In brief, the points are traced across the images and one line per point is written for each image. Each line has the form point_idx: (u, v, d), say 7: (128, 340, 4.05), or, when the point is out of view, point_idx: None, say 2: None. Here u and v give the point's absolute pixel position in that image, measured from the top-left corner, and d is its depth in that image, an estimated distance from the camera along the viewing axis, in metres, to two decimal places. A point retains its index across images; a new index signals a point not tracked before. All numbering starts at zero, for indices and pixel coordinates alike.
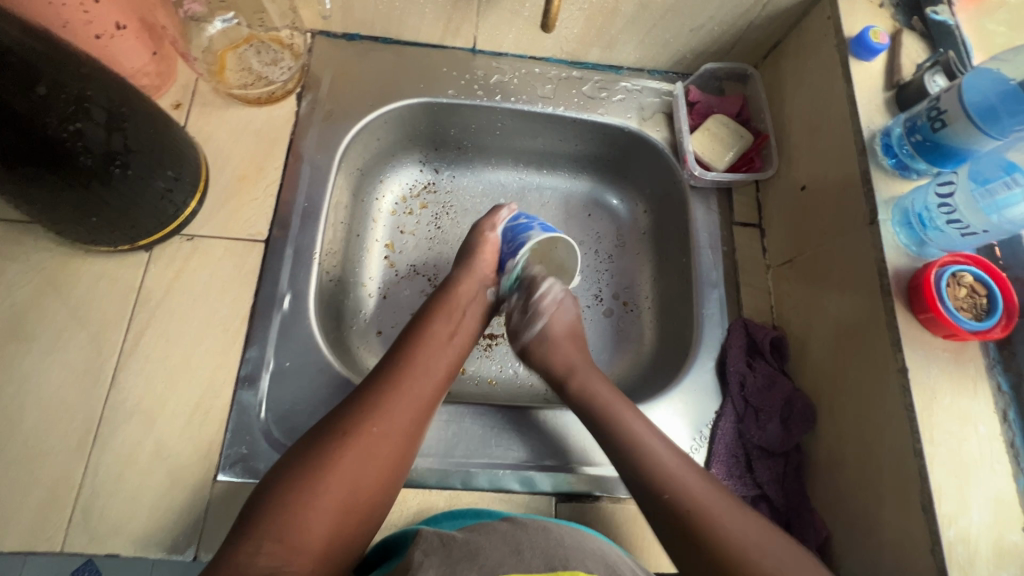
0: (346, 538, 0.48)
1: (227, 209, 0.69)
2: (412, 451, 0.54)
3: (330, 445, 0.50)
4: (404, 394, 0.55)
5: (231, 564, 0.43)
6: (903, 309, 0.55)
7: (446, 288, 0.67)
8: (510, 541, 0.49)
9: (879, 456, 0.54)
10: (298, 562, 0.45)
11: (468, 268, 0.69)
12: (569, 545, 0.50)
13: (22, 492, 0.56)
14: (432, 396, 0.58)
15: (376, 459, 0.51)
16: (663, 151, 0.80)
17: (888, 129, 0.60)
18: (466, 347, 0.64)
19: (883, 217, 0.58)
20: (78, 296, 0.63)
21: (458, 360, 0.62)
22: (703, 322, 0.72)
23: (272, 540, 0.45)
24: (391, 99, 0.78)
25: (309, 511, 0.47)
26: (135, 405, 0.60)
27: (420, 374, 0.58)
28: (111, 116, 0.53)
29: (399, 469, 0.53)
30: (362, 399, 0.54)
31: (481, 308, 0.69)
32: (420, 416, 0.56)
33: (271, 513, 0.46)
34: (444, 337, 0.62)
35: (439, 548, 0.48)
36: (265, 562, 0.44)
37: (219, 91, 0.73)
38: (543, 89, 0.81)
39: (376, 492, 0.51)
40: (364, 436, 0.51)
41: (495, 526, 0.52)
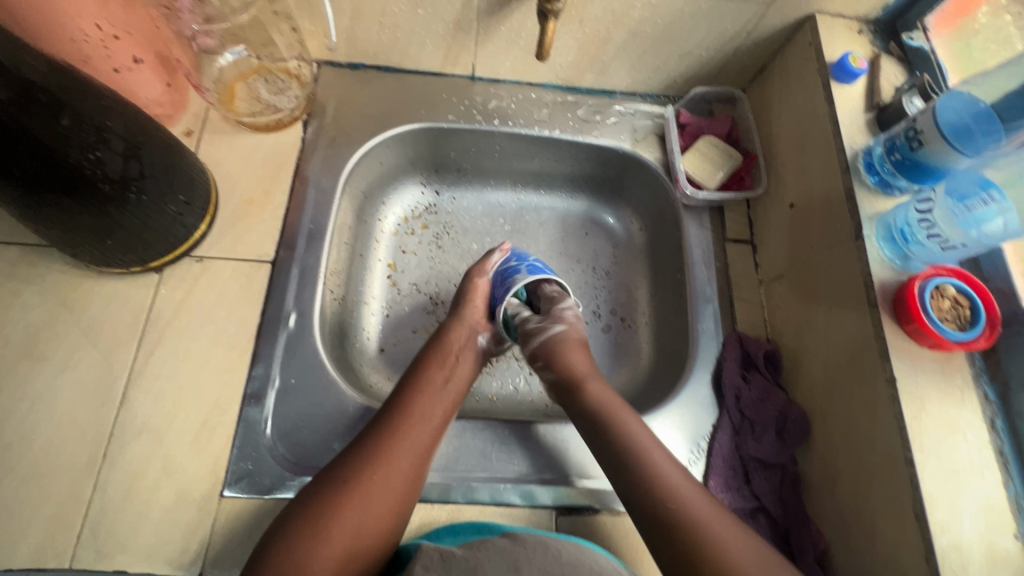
0: None
1: (234, 231, 0.72)
2: (413, 497, 0.55)
3: (333, 494, 0.52)
4: (404, 440, 0.57)
5: None
6: (890, 320, 0.56)
7: (438, 338, 0.69)
8: (507, 557, 0.50)
9: (872, 465, 0.55)
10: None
11: (458, 314, 0.73)
12: (565, 562, 0.50)
13: (33, 508, 0.57)
14: (431, 440, 0.59)
15: (377, 507, 0.52)
16: (656, 171, 0.83)
17: (869, 148, 0.63)
18: (464, 390, 0.65)
19: (868, 232, 0.60)
20: (91, 315, 0.65)
21: (457, 402, 0.64)
22: (698, 336, 0.74)
23: None
24: (393, 124, 0.81)
25: (311, 561, 0.48)
26: (144, 422, 0.62)
27: (418, 419, 0.59)
28: (128, 144, 0.55)
29: (400, 515, 0.54)
30: (364, 446, 0.56)
31: (475, 348, 0.71)
32: (420, 460, 0.57)
33: (275, 564, 0.48)
34: (441, 381, 0.64)
35: (439, 564, 0.49)
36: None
37: (229, 119, 0.77)
38: (539, 114, 0.85)
39: (377, 538, 0.52)
40: (365, 485, 0.53)
41: (494, 543, 0.53)
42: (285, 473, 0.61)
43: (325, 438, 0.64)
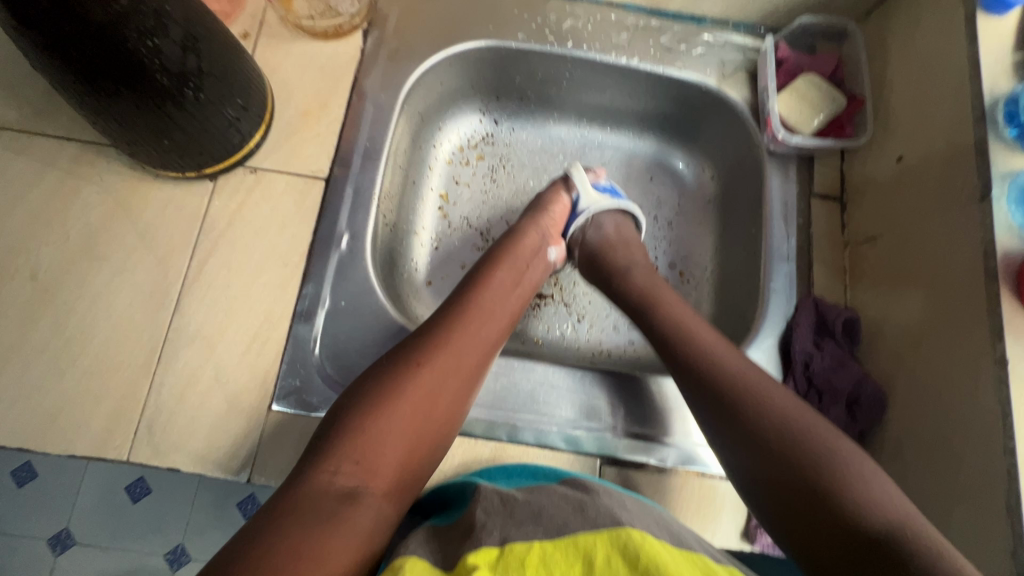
0: (416, 468, 0.48)
1: (289, 144, 0.68)
2: (474, 390, 0.54)
3: (400, 376, 0.49)
4: (472, 335, 0.55)
5: (314, 479, 0.43)
6: (1011, 298, 0.50)
7: (510, 240, 0.65)
8: (572, 501, 0.47)
9: (960, 450, 0.51)
10: (373, 485, 0.44)
11: (535, 220, 0.68)
12: (631, 508, 0.47)
13: (94, 401, 0.58)
14: (496, 338, 0.57)
15: (444, 393, 0.51)
16: (741, 113, 0.75)
17: (1015, 94, 0.54)
18: (528, 297, 0.63)
19: (998, 192, 0.52)
20: (147, 219, 0.64)
21: (520, 308, 0.62)
22: (769, 297, 0.68)
23: (350, 460, 0.44)
24: (459, 40, 0.75)
25: (382, 437, 0.46)
26: (197, 330, 0.62)
27: (486, 317, 0.57)
28: (186, 34, 0.52)
29: (462, 406, 0.52)
30: (429, 334, 0.53)
31: (545, 262, 0.67)
32: (483, 355, 0.55)
33: (344, 437, 0.46)
34: (508, 283, 0.61)
35: (501, 507, 0.47)
36: (343, 483, 0.43)
37: (287, 22, 0.72)
38: (617, 38, 0.76)
39: (444, 425, 0.50)
40: (432, 370, 0.51)
41: (554, 489, 0.51)
42: (332, 394, 0.61)
43: (373, 363, 0.63)
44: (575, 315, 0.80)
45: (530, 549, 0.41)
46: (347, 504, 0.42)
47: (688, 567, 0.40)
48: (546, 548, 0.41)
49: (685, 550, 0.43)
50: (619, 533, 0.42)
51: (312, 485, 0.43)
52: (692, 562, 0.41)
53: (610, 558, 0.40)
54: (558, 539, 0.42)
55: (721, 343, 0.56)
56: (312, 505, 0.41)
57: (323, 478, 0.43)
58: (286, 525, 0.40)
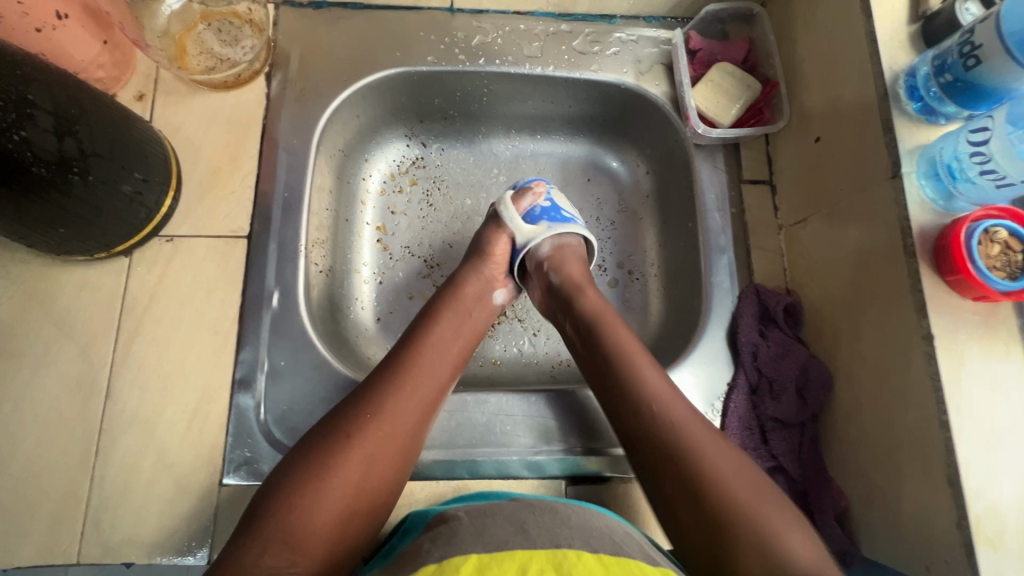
0: (349, 542, 0.46)
1: (204, 205, 0.66)
2: (413, 453, 0.52)
3: (332, 449, 0.47)
4: (408, 396, 0.52)
5: (233, 570, 0.41)
6: (930, 272, 0.50)
7: (452, 286, 0.64)
8: (515, 519, 0.46)
9: (901, 426, 0.52)
10: (301, 563, 0.43)
11: (479, 265, 0.66)
12: (574, 525, 0.45)
13: (31, 507, 0.56)
14: (439, 392, 0.55)
15: (381, 460, 0.49)
16: (663, 107, 0.75)
17: (913, 68, 0.54)
18: (472, 347, 0.61)
19: (908, 168, 0.53)
20: (63, 307, 0.62)
21: (463, 360, 0.59)
22: (712, 291, 0.69)
23: (275, 542, 0.43)
24: (367, 71, 0.72)
25: (311, 509, 0.44)
26: (132, 415, 0.59)
27: (423, 376, 0.55)
28: (59, 119, 0.49)
29: (403, 470, 0.51)
30: (367, 398, 0.51)
31: (489, 305, 0.65)
32: (425, 414, 0.53)
33: (273, 515, 0.44)
34: (452, 333, 0.60)
35: (447, 533, 0.46)
36: (269, 565, 0.42)
37: (183, 78, 0.69)
38: (529, 48, 0.75)
39: (378, 494, 0.48)
40: (368, 435, 0.49)
41: (501, 507, 0.49)
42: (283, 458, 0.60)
43: None
44: (530, 330, 0.78)
45: (467, 559, 0.40)
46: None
47: None
48: (483, 559, 0.39)
49: (620, 558, 0.41)
50: (558, 555, 0.40)
51: (236, 568, 0.41)
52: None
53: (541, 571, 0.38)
54: (499, 551, 0.40)
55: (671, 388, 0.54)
56: None
57: (248, 560, 0.42)
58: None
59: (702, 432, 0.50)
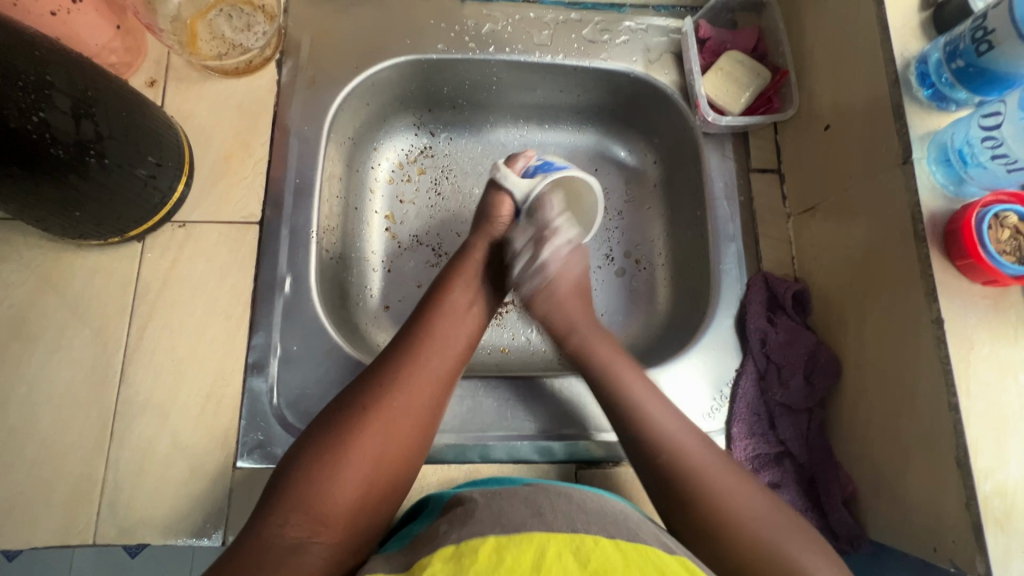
0: (372, 511, 0.46)
1: (216, 191, 0.66)
2: (432, 423, 0.52)
3: (349, 421, 0.48)
4: (424, 367, 0.53)
5: (260, 537, 0.42)
6: (940, 257, 0.51)
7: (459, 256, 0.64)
8: (531, 504, 0.46)
9: (910, 409, 0.52)
10: (324, 535, 0.43)
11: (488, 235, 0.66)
12: (589, 510, 0.46)
13: (47, 489, 0.56)
14: (452, 366, 0.55)
15: (397, 431, 0.49)
16: (673, 96, 0.75)
17: (924, 55, 0.54)
18: (486, 315, 0.62)
19: (918, 155, 0.53)
20: (76, 291, 0.62)
21: (479, 330, 0.60)
22: (720, 278, 0.69)
23: (299, 511, 0.43)
24: (378, 58, 0.72)
25: (330, 482, 0.45)
26: (146, 399, 0.60)
27: (438, 346, 0.55)
28: (76, 101, 0.49)
29: (421, 445, 0.51)
30: (379, 374, 0.52)
31: (508, 282, 0.66)
32: (440, 387, 0.53)
33: (294, 488, 0.44)
34: (462, 306, 0.60)
35: (463, 514, 0.46)
36: (294, 535, 0.42)
37: (194, 64, 0.69)
38: (539, 36, 0.75)
39: (399, 463, 0.49)
40: (382, 410, 0.49)
41: (515, 491, 0.49)
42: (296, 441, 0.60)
43: None
44: None
45: (484, 541, 0.39)
46: (294, 557, 0.41)
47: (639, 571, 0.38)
48: (501, 541, 0.39)
49: (637, 544, 0.41)
50: (578, 537, 0.40)
51: (260, 539, 0.42)
52: (643, 563, 0.39)
53: (561, 551, 0.38)
54: (517, 534, 0.40)
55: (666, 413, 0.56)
56: (258, 560, 0.40)
57: (272, 530, 0.42)
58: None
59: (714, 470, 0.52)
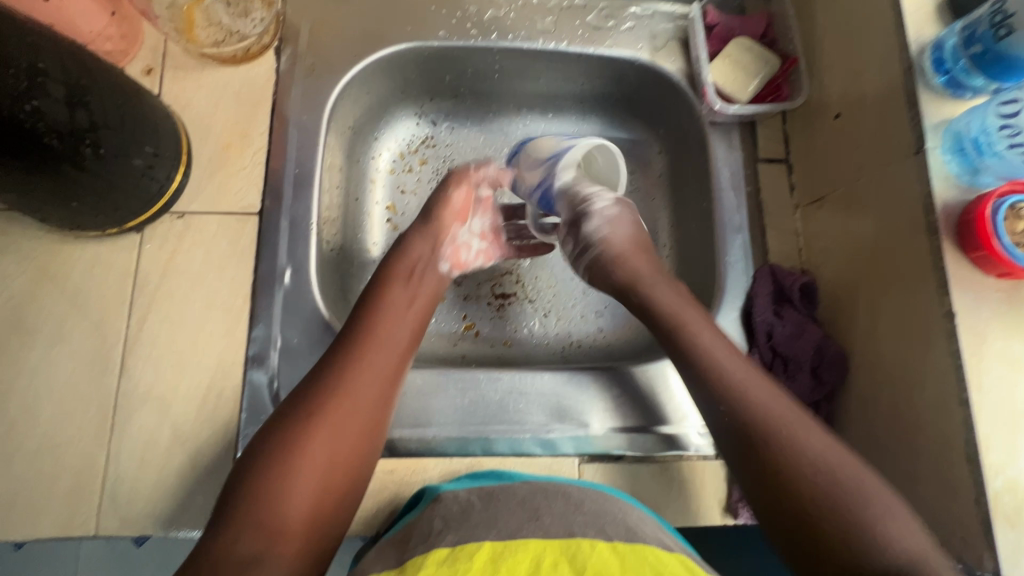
0: (327, 516, 0.47)
1: (215, 181, 0.65)
2: (382, 423, 0.52)
3: (295, 429, 0.48)
4: (366, 368, 0.52)
5: (213, 554, 0.42)
6: (953, 249, 0.49)
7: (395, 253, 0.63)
8: (528, 506, 0.45)
9: (919, 404, 0.51)
10: (281, 547, 0.43)
11: (425, 229, 0.65)
12: (588, 511, 0.45)
13: (48, 481, 0.56)
14: (397, 362, 0.55)
15: (346, 435, 0.49)
16: (679, 84, 0.74)
17: (939, 40, 0.53)
18: (430, 308, 0.61)
19: (932, 144, 0.51)
20: (75, 283, 0.61)
21: (422, 324, 0.60)
22: (726, 270, 0.68)
23: (251, 527, 0.43)
24: (378, 46, 0.71)
25: (284, 495, 0.45)
26: (146, 391, 0.59)
27: (378, 345, 0.54)
28: (69, 90, 0.48)
29: (371, 446, 0.51)
30: (321, 377, 0.51)
31: (437, 274, 0.64)
32: (386, 385, 0.53)
33: (243, 501, 0.44)
34: (404, 302, 0.59)
35: (458, 514, 0.46)
36: (246, 550, 0.42)
37: (191, 52, 0.68)
38: (542, 23, 0.74)
39: (350, 467, 0.49)
40: (327, 415, 0.49)
41: (514, 491, 0.48)
42: None
43: None
44: (541, 311, 0.77)
45: (480, 548, 0.40)
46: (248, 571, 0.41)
47: None
48: (496, 548, 0.40)
49: (635, 545, 0.41)
50: (574, 543, 0.40)
51: (213, 553, 0.42)
52: (642, 566, 0.38)
53: (556, 563, 0.38)
54: (514, 540, 0.40)
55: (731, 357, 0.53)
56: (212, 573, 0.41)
57: (222, 546, 0.42)
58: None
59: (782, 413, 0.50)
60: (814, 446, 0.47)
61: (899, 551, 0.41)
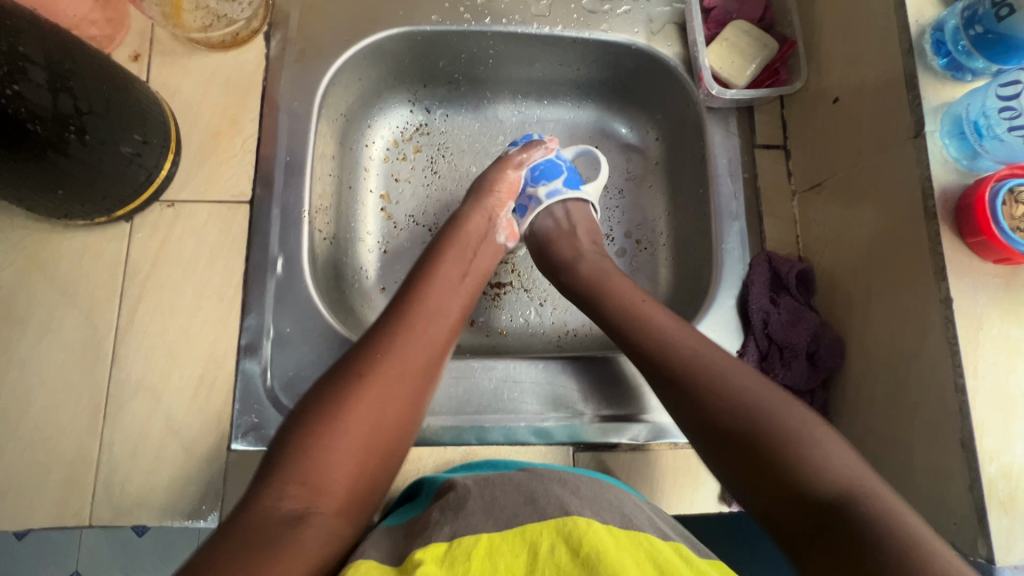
0: (370, 481, 0.45)
1: (205, 169, 0.65)
2: (428, 392, 0.51)
3: (347, 388, 0.46)
4: (419, 336, 0.51)
5: (258, 509, 0.40)
6: (951, 234, 0.49)
7: (453, 226, 0.63)
8: (524, 489, 0.45)
9: (914, 391, 0.51)
10: (324, 505, 0.42)
11: (479, 203, 0.65)
12: (584, 495, 0.44)
13: (41, 471, 0.56)
14: (445, 336, 0.54)
15: (394, 399, 0.48)
16: (676, 69, 0.72)
17: (940, 22, 0.52)
18: (479, 287, 0.61)
19: (931, 128, 0.51)
20: (64, 272, 0.61)
21: (472, 301, 0.59)
22: (722, 257, 0.67)
23: (295, 482, 0.42)
24: (370, 31, 0.70)
25: (327, 454, 0.43)
26: (138, 381, 0.59)
27: (431, 314, 0.54)
28: (52, 74, 0.48)
29: (414, 419, 0.49)
30: (376, 344, 0.50)
31: (494, 245, 0.65)
32: (433, 358, 0.52)
33: (292, 459, 0.43)
34: (456, 275, 0.58)
35: (455, 503, 0.45)
36: (290, 507, 0.41)
37: (179, 37, 0.67)
38: (537, 6, 0.72)
39: (395, 433, 0.47)
40: (378, 380, 0.47)
41: (509, 477, 0.48)
42: None
43: None
44: (537, 300, 0.77)
45: (478, 540, 0.39)
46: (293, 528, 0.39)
47: (632, 559, 0.37)
48: (494, 540, 0.39)
49: (631, 531, 0.40)
50: (570, 522, 0.39)
51: (257, 508, 0.40)
52: (636, 551, 0.38)
53: (553, 545, 0.38)
54: (509, 528, 0.40)
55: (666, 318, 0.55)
56: (257, 528, 0.38)
57: (268, 501, 0.40)
58: (235, 552, 0.36)
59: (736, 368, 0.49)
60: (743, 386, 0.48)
61: (834, 485, 0.41)
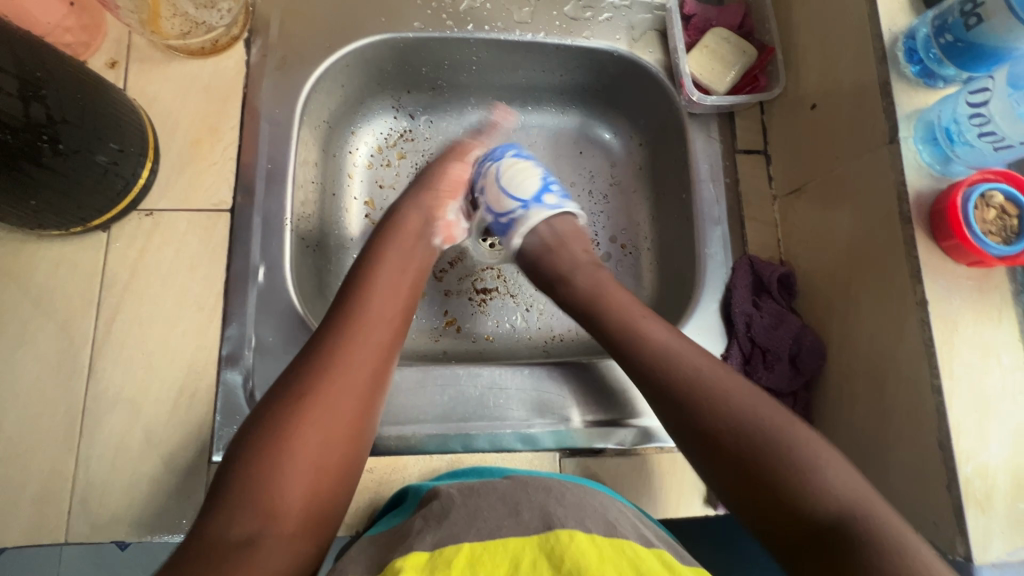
0: (328, 496, 0.44)
1: (184, 177, 0.64)
2: (377, 398, 0.49)
3: (289, 407, 0.45)
4: (358, 344, 0.49)
5: (208, 540, 0.39)
6: (925, 238, 0.50)
7: (389, 224, 0.62)
8: (508, 500, 0.45)
9: (892, 393, 0.52)
10: (279, 527, 0.41)
11: (416, 199, 0.65)
12: (568, 503, 0.44)
13: (16, 488, 0.55)
14: (388, 340, 0.52)
15: (339, 410, 0.46)
16: (658, 75, 0.73)
17: (912, 30, 0.53)
18: (421, 280, 0.59)
19: (905, 134, 0.52)
20: (39, 284, 0.59)
21: (415, 299, 0.57)
22: (705, 262, 0.68)
23: (245, 508, 0.41)
24: (351, 38, 0.70)
25: (277, 479, 0.42)
26: (117, 394, 0.58)
27: (372, 321, 0.52)
28: (24, 83, 0.47)
29: (366, 425, 0.48)
30: (313, 359, 0.48)
31: (431, 245, 0.63)
32: (380, 367, 0.50)
33: (239, 487, 0.42)
34: (394, 281, 0.56)
35: (439, 511, 0.45)
36: (242, 535, 0.40)
37: (157, 43, 0.66)
38: (520, 14, 0.73)
39: (346, 444, 0.46)
40: (324, 397, 0.46)
41: (494, 487, 0.48)
42: None
43: None
44: (523, 305, 0.77)
45: (460, 550, 0.39)
46: (244, 554, 0.39)
47: (613, 569, 0.37)
48: (476, 549, 0.38)
49: (614, 539, 0.40)
50: (552, 536, 0.39)
51: (209, 544, 0.39)
52: (620, 559, 0.38)
53: (536, 561, 0.37)
54: (491, 539, 0.39)
55: (678, 341, 0.53)
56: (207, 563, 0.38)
57: (219, 534, 0.40)
58: None
59: (722, 376, 0.49)
60: (735, 396, 0.47)
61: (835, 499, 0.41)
